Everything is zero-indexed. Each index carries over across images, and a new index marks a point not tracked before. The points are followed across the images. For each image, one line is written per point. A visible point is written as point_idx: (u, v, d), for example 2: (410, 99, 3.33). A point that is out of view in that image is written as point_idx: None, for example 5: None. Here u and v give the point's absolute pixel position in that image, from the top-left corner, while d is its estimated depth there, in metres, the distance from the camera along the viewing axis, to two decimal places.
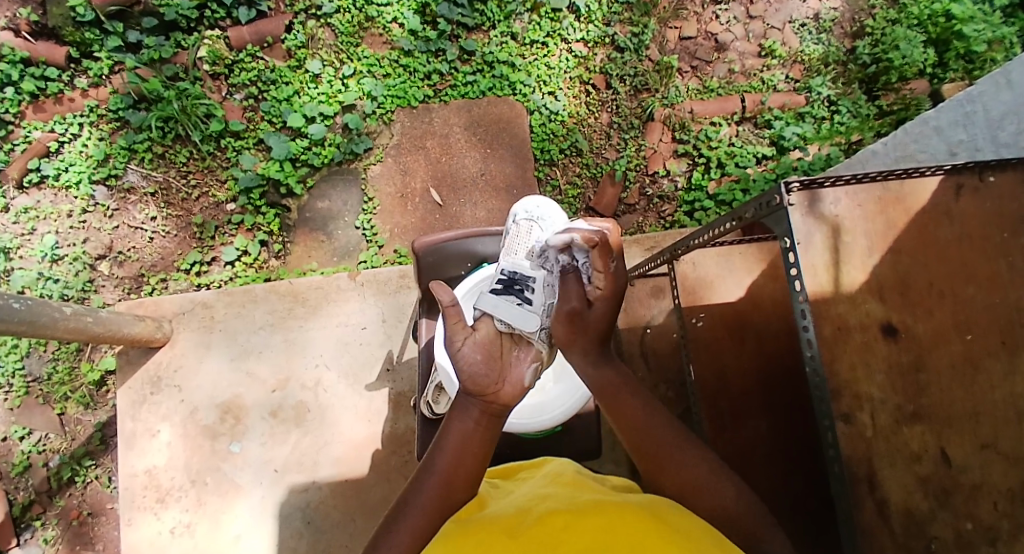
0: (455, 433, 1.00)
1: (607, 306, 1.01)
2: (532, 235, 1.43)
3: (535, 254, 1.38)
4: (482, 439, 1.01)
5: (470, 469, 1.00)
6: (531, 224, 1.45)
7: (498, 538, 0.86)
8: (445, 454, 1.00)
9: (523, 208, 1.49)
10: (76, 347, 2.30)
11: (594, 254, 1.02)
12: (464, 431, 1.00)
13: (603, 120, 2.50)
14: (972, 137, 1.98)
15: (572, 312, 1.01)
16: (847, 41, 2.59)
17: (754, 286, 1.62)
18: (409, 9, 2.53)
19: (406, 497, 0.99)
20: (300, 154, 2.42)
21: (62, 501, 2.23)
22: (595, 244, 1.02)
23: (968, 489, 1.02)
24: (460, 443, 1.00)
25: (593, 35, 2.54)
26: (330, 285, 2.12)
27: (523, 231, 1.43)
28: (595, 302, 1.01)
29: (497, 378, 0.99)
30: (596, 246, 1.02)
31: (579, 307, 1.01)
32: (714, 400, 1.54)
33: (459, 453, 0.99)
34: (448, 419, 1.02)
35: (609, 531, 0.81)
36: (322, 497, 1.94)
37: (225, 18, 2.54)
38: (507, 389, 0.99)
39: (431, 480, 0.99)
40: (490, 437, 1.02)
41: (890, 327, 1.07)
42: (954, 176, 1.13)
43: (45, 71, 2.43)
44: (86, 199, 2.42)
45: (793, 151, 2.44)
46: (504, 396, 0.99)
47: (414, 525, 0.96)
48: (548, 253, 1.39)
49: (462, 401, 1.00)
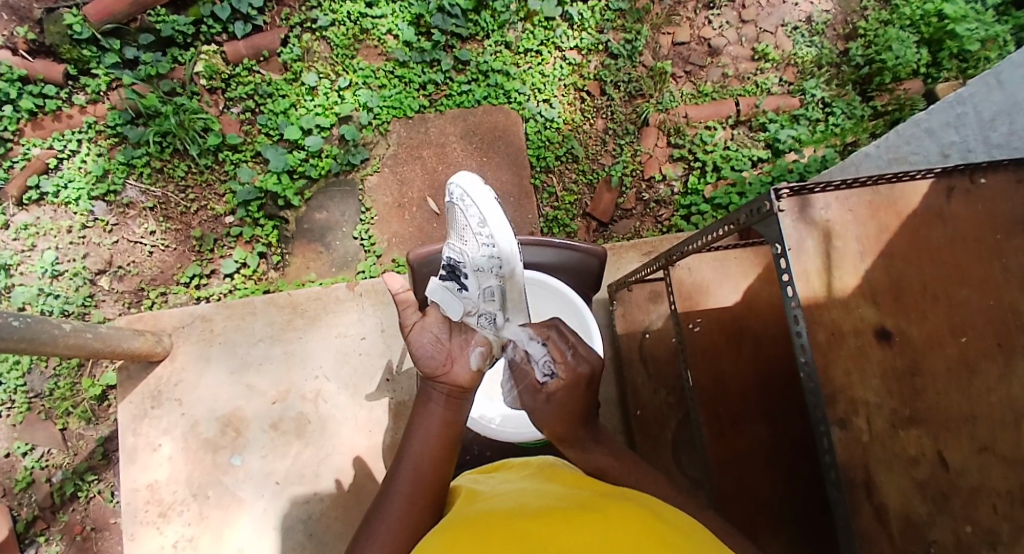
0: (421, 419, 1.11)
1: (571, 394, 1.06)
2: (464, 221, 1.25)
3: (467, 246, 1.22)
4: (447, 423, 1.11)
5: (436, 453, 1.08)
6: (456, 208, 1.26)
7: (492, 532, 0.85)
8: (415, 437, 1.10)
9: (450, 185, 1.28)
10: (77, 363, 2.30)
11: (551, 347, 1.09)
12: (430, 415, 1.11)
13: (599, 126, 2.51)
14: (963, 139, 1.99)
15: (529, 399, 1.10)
16: (840, 43, 2.60)
17: (751, 290, 1.63)
18: (404, 21, 2.55)
19: (386, 489, 1.05)
20: (298, 165, 2.44)
21: (65, 517, 2.24)
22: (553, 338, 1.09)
23: (965, 492, 1.02)
24: (428, 425, 1.10)
25: (587, 43, 2.55)
26: (328, 296, 2.13)
27: (453, 219, 1.28)
28: (557, 389, 1.06)
29: (446, 360, 1.11)
30: (551, 341, 1.09)
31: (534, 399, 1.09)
32: (713, 406, 1.52)
33: (427, 435, 1.09)
34: (415, 411, 1.13)
35: (607, 528, 0.81)
36: (324, 508, 1.94)
37: (222, 33, 2.56)
38: (458, 370, 1.11)
39: (404, 469, 1.06)
40: (455, 422, 1.13)
41: (884, 331, 1.07)
42: (945, 179, 1.13)
43: (43, 89, 2.45)
44: (86, 215, 2.43)
45: (789, 153, 2.45)
46: (456, 376, 1.11)
47: (396, 512, 1.01)
48: (480, 241, 1.21)
49: (425, 389, 1.13)
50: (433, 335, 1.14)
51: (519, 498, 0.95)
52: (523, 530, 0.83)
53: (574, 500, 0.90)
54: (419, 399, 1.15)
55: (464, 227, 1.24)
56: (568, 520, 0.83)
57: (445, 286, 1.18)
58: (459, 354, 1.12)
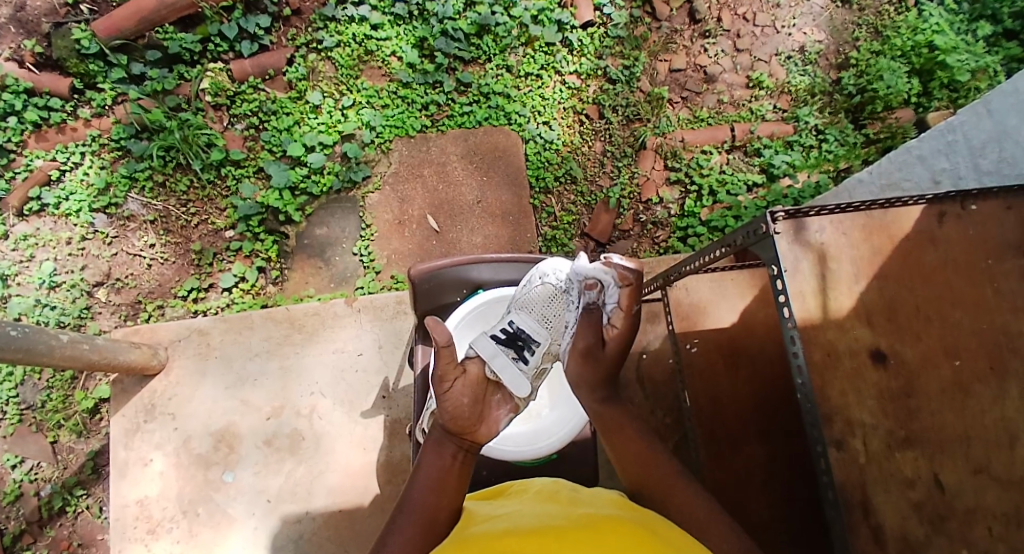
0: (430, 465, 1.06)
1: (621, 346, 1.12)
2: (557, 305, 1.23)
3: (536, 324, 1.20)
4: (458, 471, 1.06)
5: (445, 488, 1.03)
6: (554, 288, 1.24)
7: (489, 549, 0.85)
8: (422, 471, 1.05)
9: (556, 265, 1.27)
10: (70, 375, 2.29)
11: (624, 294, 1.09)
12: (439, 460, 1.06)
13: (597, 148, 2.55)
14: (954, 166, 2.03)
15: (584, 351, 1.11)
16: (833, 73, 2.67)
17: (747, 311, 1.65)
18: (408, 43, 2.60)
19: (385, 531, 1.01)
20: (300, 182, 2.46)
21: (52, 532, 2.20)
22: (629, 283, 1.08)
23: (961, 514, 1.03)
24: (438, 464, 1.05)
25: (586, 68, 2.61)
26: (326, 312, 2.13)
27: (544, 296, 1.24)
28: (609, 339, 1.12)
29: (475, 419, 1.07)
30: (628, 286, 1.09)
31: (589, 346, 1.11)
32: (708, 424, 1.55)
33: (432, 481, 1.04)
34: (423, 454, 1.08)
35: (605, 543, 0.81)
36: (316, 528, 1.92)
37: (228, 51, 2.60)
38: (484, 431, 1.08)
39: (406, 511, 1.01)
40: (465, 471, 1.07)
41: (879, 352, 1.09)
42: (936, 204, 1.17)
43: (48, 102, 2.48)
44: (86, 226, 2.44)
45: (783, 178, 2.50)
46: (481, 436, 1.08)
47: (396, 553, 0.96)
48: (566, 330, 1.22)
49: (440, 437, 1.08)
50: (470, 393, 1.07)
51: (516, 518, 0.95)
52: (520, 547, 0.83)
53: (571, 518, 0.91)
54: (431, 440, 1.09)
55: (553, 310, 1.23)
56: (566, 536, 0.84)
57: (504, 351, 1.12)
58: (490, 415, 1.09)
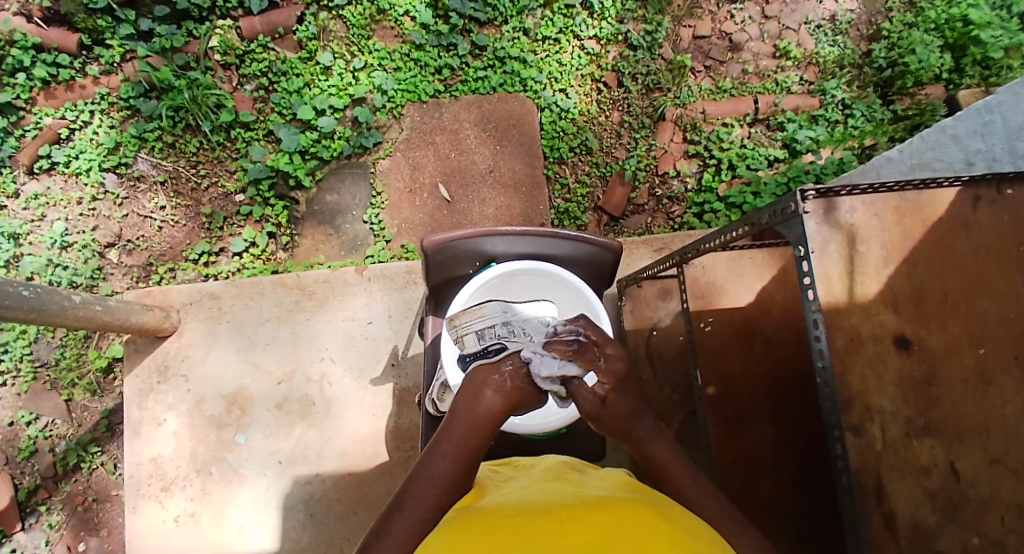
0: (456, 430, 0.98)
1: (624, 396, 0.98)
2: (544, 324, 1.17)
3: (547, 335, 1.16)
4: (482, 434, 0.98)
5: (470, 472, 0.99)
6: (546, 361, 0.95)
7: (497, 528, 0.83)
8: (442, 454, 0.98)
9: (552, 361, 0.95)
10: (84, 334, 2.31)
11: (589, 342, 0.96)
12: (470, 418, 0.98)
13: (614, 119, 2.49)
14: (989, 148, 1.97)
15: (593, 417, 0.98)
16: (864, 44, 2.56)
17: (764, 292, 1.60)
18: (422, 3, 2.52)
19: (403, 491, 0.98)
20: (310, 146, 2.42)
21: (67, 487, 2.25)
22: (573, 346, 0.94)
23: (975, 503, 1.02)
24: (470, 428, 0.97)
25: (606, 32, 2.52)
26: (337, 279, 2.12)
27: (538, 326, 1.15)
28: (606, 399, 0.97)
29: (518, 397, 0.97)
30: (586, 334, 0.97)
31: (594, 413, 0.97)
32: (722, 406, 1.53)
33: (456, 452, 0.97)
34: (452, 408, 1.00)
35: (618, 524, 0.80)
36: (325, 489, 1.95)
37: (237, 8, 2.53)
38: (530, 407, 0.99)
39: (424, 483, 0.97)
40: (490, 433, 0.99)
41: (903, 339, 1.06)
42: (971, 188, 1.12)
43: (57, 58, 2.44)
44: (97, 186, 2.43)
45: (806, 154, 2.43)
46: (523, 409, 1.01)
47: (408, 524, 0.93)
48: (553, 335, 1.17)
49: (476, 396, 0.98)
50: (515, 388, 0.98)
51: (523, 496, 0.94)
52: (529, 527, 0.82)
53: (580, 499, 0.89)
54: (465, 395, 0.99)
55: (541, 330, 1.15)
56: (576, 518, 0.82)
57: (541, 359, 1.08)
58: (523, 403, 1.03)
